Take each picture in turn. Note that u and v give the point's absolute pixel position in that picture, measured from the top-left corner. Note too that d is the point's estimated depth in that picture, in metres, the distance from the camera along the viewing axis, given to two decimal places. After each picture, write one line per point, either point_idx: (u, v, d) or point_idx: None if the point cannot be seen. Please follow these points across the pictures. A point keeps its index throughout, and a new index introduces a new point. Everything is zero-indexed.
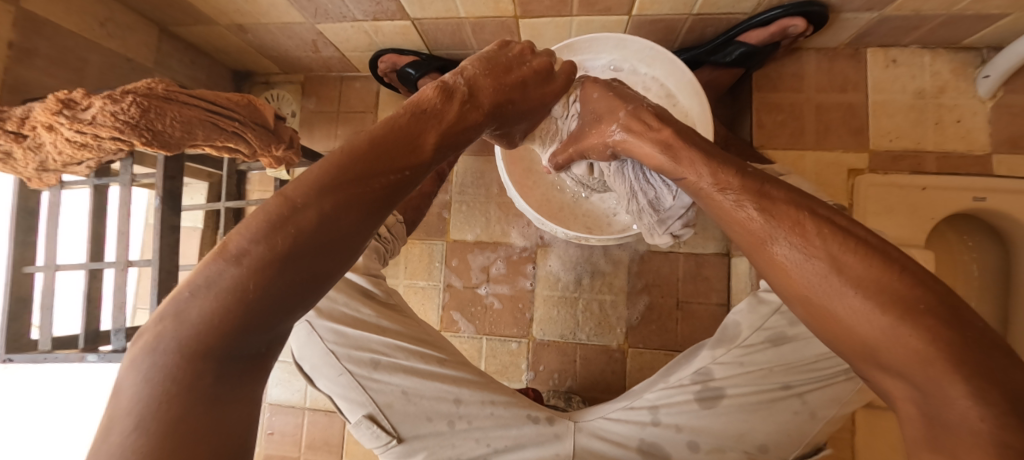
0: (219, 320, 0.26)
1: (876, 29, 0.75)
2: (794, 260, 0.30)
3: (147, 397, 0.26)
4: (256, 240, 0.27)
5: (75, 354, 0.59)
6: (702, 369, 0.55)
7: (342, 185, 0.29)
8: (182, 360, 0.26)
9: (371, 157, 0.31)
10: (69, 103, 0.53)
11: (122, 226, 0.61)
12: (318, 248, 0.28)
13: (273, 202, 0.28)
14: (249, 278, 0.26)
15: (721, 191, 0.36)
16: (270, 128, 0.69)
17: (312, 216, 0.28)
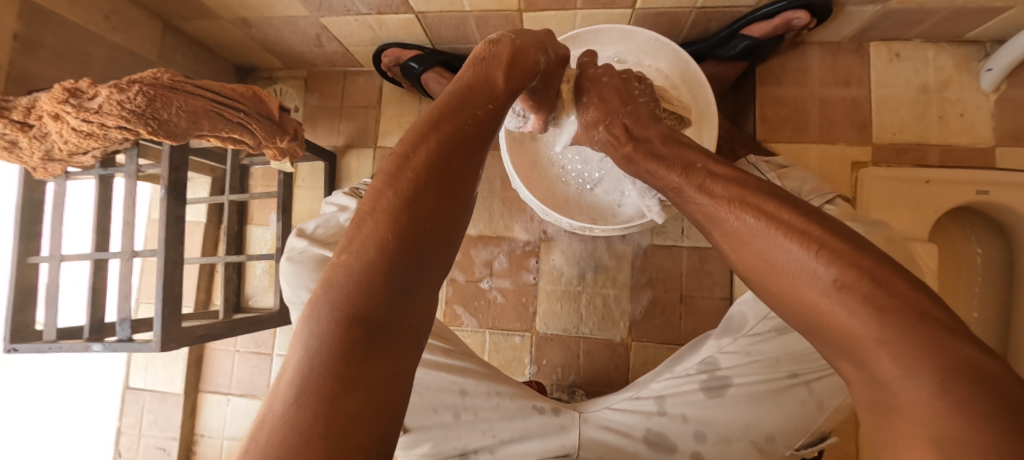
0: (364, 274, 0.31)
1: (879, 23, 0.75)
2: (743, 235, 0.33)
3: (309, 362, 0.28)
4: (384, 200, 0.33)
5: (80, 344, 0.59)
6: (708, 358, 0.55)
7: (448, 154, 0.35)
8: (340, 320, 0.29)
9: (455, 122, 0.37)
10: (75, 92, 0.53)
11: (128, 217, 0.61)
12: (440, 211, 0.34)
13: (390, 179, 0.34)
14: (384, 230, 0.32)
15: (680, 188, 0.39)
16: (275, 120, 0.69)
17: (431, 184, 0.34)
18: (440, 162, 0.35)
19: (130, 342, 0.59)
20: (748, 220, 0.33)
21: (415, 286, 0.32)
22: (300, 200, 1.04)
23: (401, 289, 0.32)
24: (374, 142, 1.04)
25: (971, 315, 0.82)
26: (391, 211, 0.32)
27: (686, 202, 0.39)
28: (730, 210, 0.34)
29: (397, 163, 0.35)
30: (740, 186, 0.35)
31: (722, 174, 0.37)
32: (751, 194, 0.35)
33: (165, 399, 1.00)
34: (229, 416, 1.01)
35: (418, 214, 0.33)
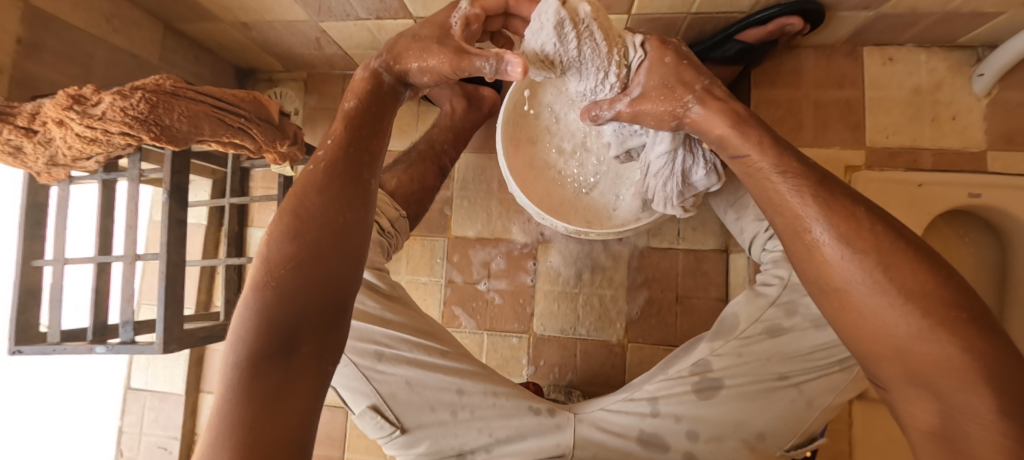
0: (269, 307, 0.36)
1: (873, 26, 0.76)
2: (834, 253, 0.33)
3: (229, 388, 0.34)
4: (282, 242, 0.37)
5: (84, 346, 0.60)
6: (701, 360, 0.56)
7: (329, 199, 0.39)
8: (244, 362, 0.34)
9: (339, 162, 0.41)
10: (79, 98, 0.54)
11: (130, 220, 0.62)
12: (336, 242, 0.38)
13: (275, 230, 0.38)
14: (283, 267, 0.37)
15: (779, 178, 0.37)
16: (275, 124, 0.70)
17: (314, 226, 0.38)
18: (323, 204, 0.39)
19: (132, 344, 0.60)
20: (830, 246, 0.33)
21: (312, 314, 0.37)
22: None
23: (296, 323, 0.36)
24: None
25: None
26: (282, 256, 0.37)
27: (767, 208, 0.38)
28: (802, 224, 0.35)
29: (293, 206, 0.39)
30: (807, 188, 0.36)
31: (791, 173, 0.37)
32: (822, 195, 0.35)
33: (166, 398, 1.01)
34: None
35: (309, 253, 0.37)
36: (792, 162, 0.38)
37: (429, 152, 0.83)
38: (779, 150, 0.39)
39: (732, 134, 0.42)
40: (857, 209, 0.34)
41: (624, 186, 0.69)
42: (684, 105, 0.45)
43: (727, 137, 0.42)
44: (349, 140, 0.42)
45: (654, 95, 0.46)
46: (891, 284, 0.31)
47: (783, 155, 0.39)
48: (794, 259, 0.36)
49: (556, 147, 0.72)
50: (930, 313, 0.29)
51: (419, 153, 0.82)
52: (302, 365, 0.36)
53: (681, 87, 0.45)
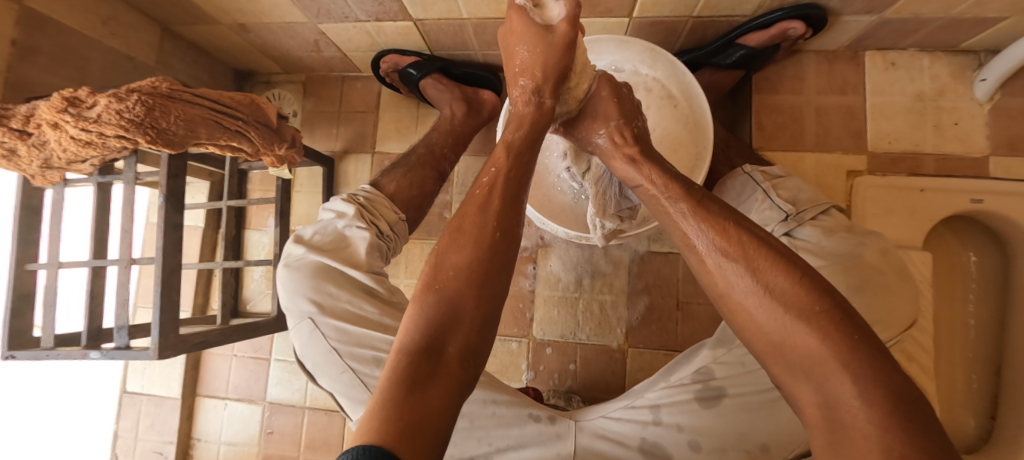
0: (440, 306, 0.39)
1: (875, 32, 0.76)
2: (717, 262, 0.38)
3: (392, 376, 0.36)
4: (456, 252, 0.41)
5: (77, 352, 0.59)
6: (703, 368, 0.55)
7: (493, 217, 0.43)
8: (410, 347, 0.37)
9: (510, 192, 0.45)
10: (74, 101, 0.54)
11: (125, 224, 0.61)
12: (499, 254, 0.41)
13: (447, 240, 0.42)
14: (458, 273, 0.40)
15: (669, 199, 0.43)
16: (273, 127, 0.70)
17: (482, 237, 0.41)
18: (486, 221, 0.42)
19: (127, 349, 0.59)
20: (715, 265, 0.38)
21: (472, 316, 0.39)
22: (298, 205, 1.05)
23: (454, 320, 0.38)
24: (372, 147, 1.05)
25: (966, 322, 0.83)
26: (449, 266, 0.40)
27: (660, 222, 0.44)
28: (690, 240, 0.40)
29: (460, 222, 0.43)
30: (704, 218, 0.40)
31: (683, 194, 0.43)
32: (716, 219, 0.39)
33: (163, 403, 1.00)
34: (226, 420, 1.01)
35: (475, 261, 0.40)
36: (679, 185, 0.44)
37: (428, 157, 0.82)
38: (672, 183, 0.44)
39: (642, 170, 0.47)
40: (735, 226, 0.38)
41: None
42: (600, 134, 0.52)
43: (627, 176, 0.48)
44: (512, 168, 0.46)
45: (587, 120, 0.54)
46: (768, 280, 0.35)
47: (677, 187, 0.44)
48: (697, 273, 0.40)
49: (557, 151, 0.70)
50: (791, 307, 0.33)
51: (419, 157, 0.82)
52: (451, 360, 0.37)
53: (603, 118, 0.53)
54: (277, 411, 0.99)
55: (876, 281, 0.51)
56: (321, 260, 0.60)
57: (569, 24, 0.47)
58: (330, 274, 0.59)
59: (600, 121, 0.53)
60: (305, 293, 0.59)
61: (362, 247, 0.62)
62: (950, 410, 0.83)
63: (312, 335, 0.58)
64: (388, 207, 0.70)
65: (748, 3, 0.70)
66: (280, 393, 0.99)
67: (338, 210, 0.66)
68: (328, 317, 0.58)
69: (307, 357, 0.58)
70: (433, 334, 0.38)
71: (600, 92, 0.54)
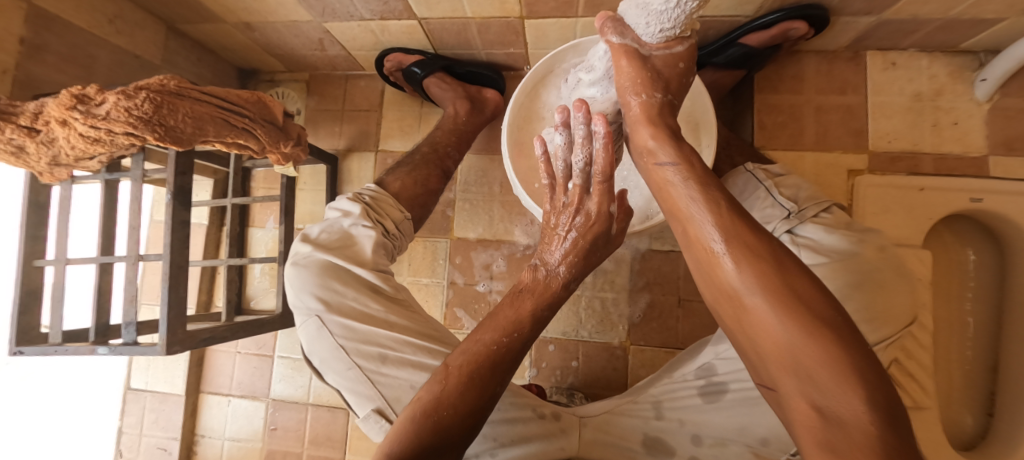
0: (434, 434, 0.45)
1: (875, 32, 0.76)
2: (730, 264, 0.37)
3: None
4: (460, 387, 0.47)
5: (86, 347, 0.60)
6: (706, 364, 0.55)
7: (496, 370, 0.48)
8: (392, 457, 0.45)
9: (522, 331, 0.50)
10: (83, 98, 0.54)
11: (133, 221, 0.62)
12: (489, 398, 0.48)
13: (452, 377, 0.47)
14: (456, 409, 0.46)
15: (685, 182, 0.42)
16: (279, 125, 0.70)
17: (481, 386, 0.47)
18: (490, 371, 0.48)
19: (134, 345, 0.60)
20: (728, 262, 0.37)
21: (448, 449, 0.46)
22: (302, 203, 1.05)
23: (433, 453, 0.45)
24: (375, 145, 1.05)
25: (963, 319, 0.85)
26: (452, 392, 0.46)
27: (672, 214, 0.43)
28: (704, 236, 0.39)
29: (470, 355, 0.48)
30: (720, 217, 0.39)
31: (703, 192, 0.41)
32: (731, 219, 0.38)
33: (166, 399, 1.01)
34: (229, 417, 1.01)
35: (467, 404, 0.47)
36: (705, 176, 0.42)
37: (432, 155, 0.83)
38: (695, 172, 0.43)
39: (658, 146, 0.45)
40: (757, 230, 0.38)
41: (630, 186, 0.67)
42: (631, 96, 0.49)
43: (652, 153, 0.45)
44: (526, 320, 0.50)
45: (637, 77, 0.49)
46: (784, 286, 0.35)
47: (703, 178, 0.42)
48: (700, 271, 0.40)
49: None
50: (809, 315, 0.33)
51: (423, 155, 0.83)
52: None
53: (644, 80, 0.49)
54: (280, 408, 0.99)
55: (875, 278, 0.52)
56: (328, 258, 0.61)
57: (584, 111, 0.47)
58: (337, 272, 0.60)
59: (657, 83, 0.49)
60: (311, 289, 0.59)
61: (368, 245, 0.63)
62: (948, 406, 0.84)
63: (319, 332, 0.58)
64: (393, 206, 0.70)
65: (749, 4, 0.71)
66: (283, 390, 1.00)
67: (344, 208, 0.66)
68: (334, 314, 0.58)
69: (314, 354, 0.59)
70: (422, 454, 0.45)
71: (654, 55, 0.50)
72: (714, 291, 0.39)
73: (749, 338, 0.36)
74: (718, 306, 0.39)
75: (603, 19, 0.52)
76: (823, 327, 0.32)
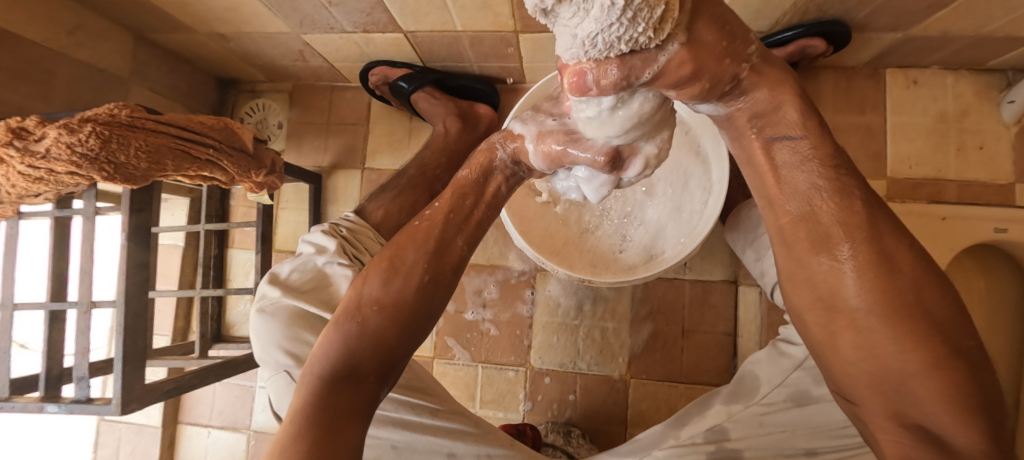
0: (359, 335, 0.38)
1: (899, 48, 0.71)
2: (852, 267, 0.28)
3: (307, 392, 0.37)
4: (382, 284, 0.40)
5: (33, 404, 0.54)
6: (717, 427, 0.52)
7: (427, 254, 0.40)
8: (321, 379, 0.37)
9: (456, 217, 0.42)
10: (21, 132, 0.48)
11: (86, 263, 0.56)
12: (427, 292, 0.40)
13: (375, 270, 0.41)
14: (382, 305, 0.39)
15: (800, 165, 0.30)
16: (250, 153, 0.64)
17: (411, 275, 0.40)
18: (418, 257, 0.40)
19: (87, 402, 0.54)
20: (852, 268, 0.28)
21: (389, 353, 0.39)
22: (284, 223, 0.99)
23: (369, 359, 0.38)
24: (362, 162, 0.99)
25: (984, 352, 0.80)
26: (375, 289, 0.40)
27: (765, 204, 0.32)
28: (822, 237, 0.29)
29: (391, 249, 0.42)
30: (850, 214, 0.28)
31: (833, 181, 0.29)
32: (861, 218, 0.28)
33: (143, 431, 0.96)
34: (210, 448, 0.96)
35: (398, 298, 0.39)
36: (836, 155, 0.30)
37: (420, 178, 0.77)
38: (824, 150, 0.30)
39: (773, 99, 0.31)
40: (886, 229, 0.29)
41: (636, 222, 0.62)
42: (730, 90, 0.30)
43: (773, 116, 0.31)
44: (452, 204, 0.42)
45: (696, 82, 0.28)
46: (916, 306, 0.27)
47: (830, 154, 0.30)
48: (792, 285, 0.31)
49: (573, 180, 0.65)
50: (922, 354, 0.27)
51: (410, 179, 0.77)
52: (363, 395, 0.38)
53: (718, 48, 0.27)
54: (263, 440, 0.95)
55: None
56: (298, 304, 0.55)
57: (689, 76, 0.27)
58: (308, 321, 0.55)
59: (739, 46, 0.29)
60: (281, 343, 0.54)
61: (344, 285, 0.57)
62: None
63: (288, 387, 0.53)
64: (372, 239, 0.65)
65: (764, 19, 0.65)
66: (265, 421, 0.95)
67: (318, 244, 0.61)
68: None
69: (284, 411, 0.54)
70: (352, 361, 0.38)
71: (693, 28, 0.26)
72: (802, 296, 0.31)
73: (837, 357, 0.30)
74: (800, 314, 0.31)
75: (582, 75, 0.26)
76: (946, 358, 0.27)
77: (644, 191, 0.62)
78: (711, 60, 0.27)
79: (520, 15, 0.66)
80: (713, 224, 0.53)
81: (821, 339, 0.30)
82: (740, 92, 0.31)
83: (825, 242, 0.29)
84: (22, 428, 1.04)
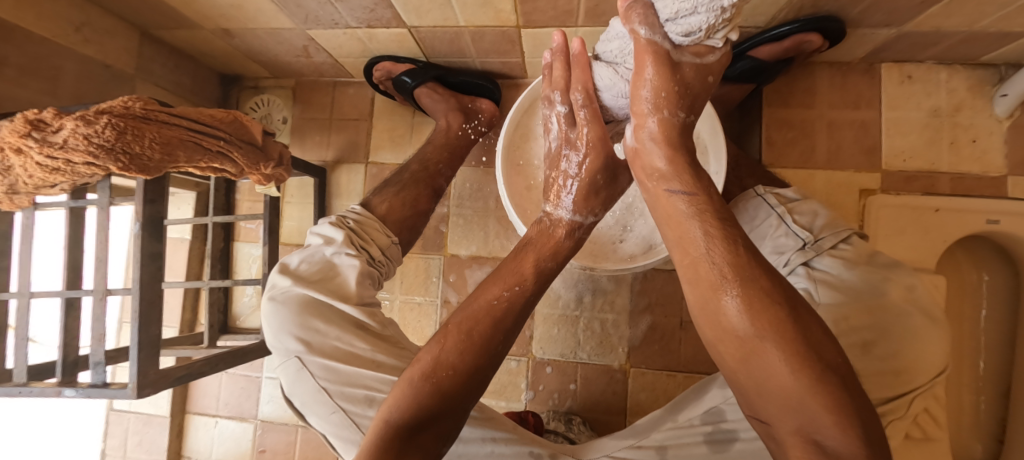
0: (433, 397, 0.42)
1: (893, 44, 0.72)
2: (734, 308, 0.34)
3: (380, 437, 0.42)
4: (459, 352, 0.44)
5: (51, 389, 0.56)
6: (713, 409, 0.53)
7: (501, 329, 0.45)
8: (392, 425, 0.42)
9: (534, 294, 0.47)
10: (39, 124, 0.50)
11: (101, 252, 0.57)
12: (494, 360, 0.45)
13: (451, 336, 0.45)
14: (456, 373, 0.43)
15: (698, 220, 0.37)
16: (258, 145, 0.65)
17: (485, 347, 0.44)
18: (493, 331, 0.45)
19: (103, 386, 0.55)
20: (733, 301, 0.34)
21: (454, 411, 0.44)
22: (289, 217, 1.01)
23: (437, 415, 0.43)
24: (366, 157, 1.00)
25: (976, 342, 0.82)
26: (451, 354, 0.44)
27: (679, 251, 0.38)
28: (716, 279, 0.35)
29: (469, 315, 0.46)
30: (735, 258, 0.35)
31: (722, 232, 0.36)
32: (743, 263, 0.35)
33: (151, 421, 0.98)
34: (217, 438, 0.98)
35: (471, 366, 0.44)
36: (720, 207, 0.38)
37: (422, 173, 0.79)
38: (711, 203, 0.38)
39: (672, 171, 0.40)
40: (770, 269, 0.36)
41: (636, 214, 0.63)
42: (649, 114, 0.42)
43: (666, 177, 0.40)
44: (535, 286, 0.47)
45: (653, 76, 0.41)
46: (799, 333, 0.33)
47: (716, 208, 0.38)
48: (703, 317, 0.37)
49: None
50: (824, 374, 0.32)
51: (413, 174, 0.78)
52: (424, 449, 0.42)
53: (671, 94, 0.41)
54: (269, 430, 0.96)
55: (899, 323, 0.48)
56: (309, 293, 0.57)
57: (650, 60, 0.41)
58: (319, 309, 0.56)
59: (670, 101, 0.41)
60: (292, 330, 0.55)
61: (353, 275, 0.59)
62: (958, 434, 0.81)
63: (299, 373, 0.55)
64: (379, 230, 0.67)
65: (759, 15, 0.66)
66: (271, 411, 0.97)
67: (327, 235, 0.63)
68: (316, 355, 0.55)
69: (295, 396, 0.55)
70: (422, 417, 0.42)
71: (682, 63, 0.42)
72: (713, 329, 0.36)
73: (753, 379, 0.35)
74: (717, 348, 0.37)
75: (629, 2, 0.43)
76: (829, 374, 0.32)
77: None
78: (662, 83, 0.41)
79: (521, 11, 0.68)
80: None
81: (737, 362, 0.35)
82: (649, 130, 0.42)
83: (717, 284, 0.35)
84: (32, 418, 1.06)
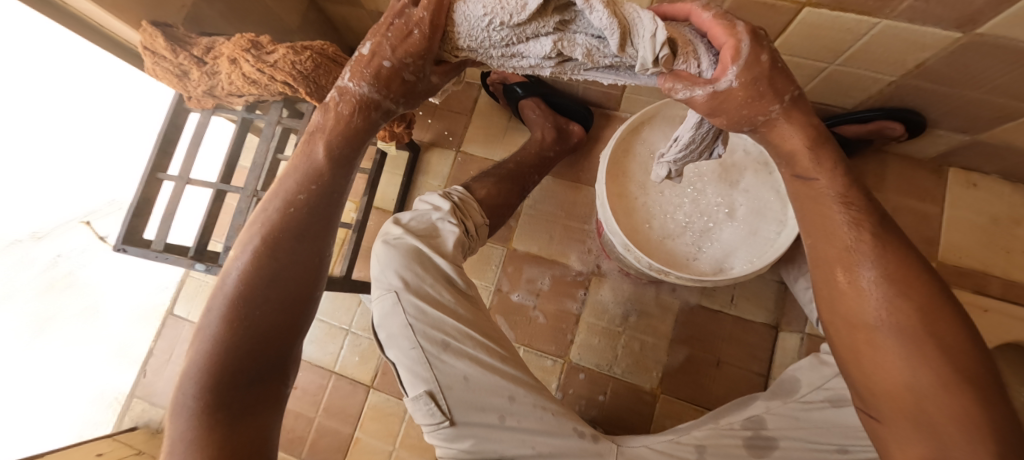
0: (232, 324, 0.47)
1: (964, 150, 0.80)
2: (869, 285, 0.39)
3: (196, 379, 0.46)
4: (243, 272, 0.48)
5: (185, 261, 0.65)
6: (756, 416, 0.59)
7: (286, 244, 0.48)
8: (204, 367, 0.46)
9: (318, 207, 0.49)
10: (255, 44, 0.61)
11: (259, 159, 0.68)
12: (290, 278, 0.49)
13: (239, 260, 0.48)
14: (245, 295, 0.47)
15: (845, 204, 0.41)
16: (398, 107, 0.77)
17: (273, 266, 0.48)
18: (280, 247, 0.48)
19: None
20: (872, 290, 0.39)
21: (266, 338, 0.48)
22: None
23: (255, 343, 0.48)
24: (457, 146, 1.11)
25: None
26: (236, 278, 0.48)
27: (812, 234, 0.42)
28: (850, 264, 0.40)
29: (259, 243, 0.48)
30: (875, 244, 0.39)
31: (860, 222, 0.40)
32: (890, 253, 0.39)
33: None
34: None
35: (262, 284, 0.48)
36: (860, 201, 0.41)
37: (516, 172, 0.87)
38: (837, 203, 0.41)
39: (820, 163, 0.41)
40: (911, 268, 0.39)
41: (711, 238, 0.70)
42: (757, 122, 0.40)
43: (793, 160, 0.42)
44: (312, 190, 0.49)
45: (734, 100, 0.38)
46: (929, 336, 0.36)
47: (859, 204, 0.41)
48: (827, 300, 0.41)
49: (662, 189, 0.73)
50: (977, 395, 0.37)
51: (509, 171, 0.86)
52: (251, 377, 0.48)
53: (756, 88, 0.38)
54: (304, 369, 1.02)
55: None
56: (416, 243, 0.65)
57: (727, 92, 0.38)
58: (422, 257, 0.65)
59: (770, 97, 0.38)
60: (396, 268, 0.64)
61: (451, 240, 0.68)
62: None
63: (393, 307, 0.63)
64: (476, 211, 0.75)
65: (850, 97, 0.76)
66: (312, 352, 1.02)
67: (434, 203, 0.70)
68: (411, 293, 0.63)
69: (383, 327, 0.64)
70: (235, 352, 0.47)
71: (752, 65, 0.37)
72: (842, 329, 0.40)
73: (863, 373, 0.39)
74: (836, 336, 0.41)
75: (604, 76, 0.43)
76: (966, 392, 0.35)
77: (726, 213, 0.70)
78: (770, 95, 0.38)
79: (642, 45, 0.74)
80: (787, 248, 0.62)
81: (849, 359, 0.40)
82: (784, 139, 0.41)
83: (851, 276, 0.40)
84: None
